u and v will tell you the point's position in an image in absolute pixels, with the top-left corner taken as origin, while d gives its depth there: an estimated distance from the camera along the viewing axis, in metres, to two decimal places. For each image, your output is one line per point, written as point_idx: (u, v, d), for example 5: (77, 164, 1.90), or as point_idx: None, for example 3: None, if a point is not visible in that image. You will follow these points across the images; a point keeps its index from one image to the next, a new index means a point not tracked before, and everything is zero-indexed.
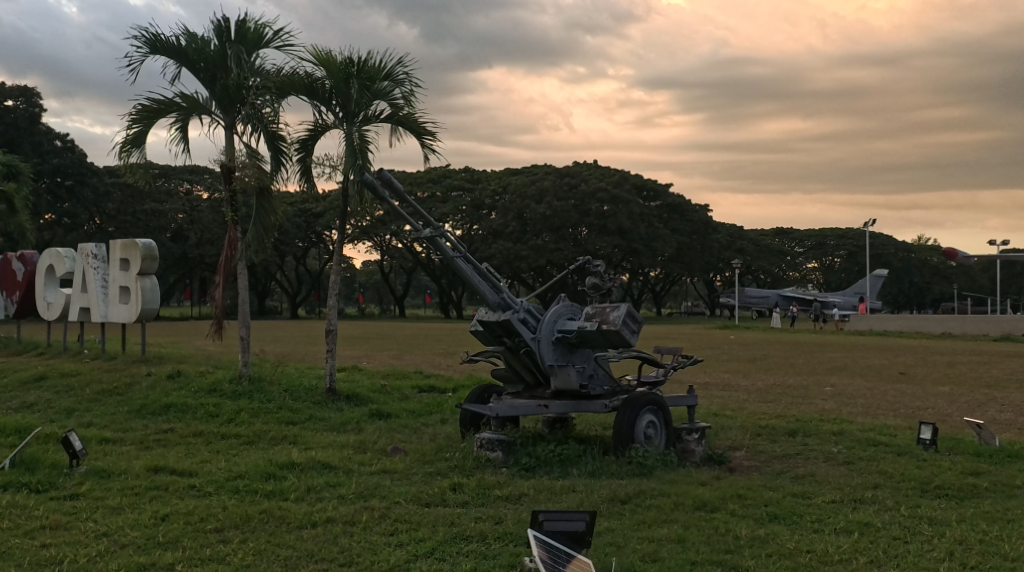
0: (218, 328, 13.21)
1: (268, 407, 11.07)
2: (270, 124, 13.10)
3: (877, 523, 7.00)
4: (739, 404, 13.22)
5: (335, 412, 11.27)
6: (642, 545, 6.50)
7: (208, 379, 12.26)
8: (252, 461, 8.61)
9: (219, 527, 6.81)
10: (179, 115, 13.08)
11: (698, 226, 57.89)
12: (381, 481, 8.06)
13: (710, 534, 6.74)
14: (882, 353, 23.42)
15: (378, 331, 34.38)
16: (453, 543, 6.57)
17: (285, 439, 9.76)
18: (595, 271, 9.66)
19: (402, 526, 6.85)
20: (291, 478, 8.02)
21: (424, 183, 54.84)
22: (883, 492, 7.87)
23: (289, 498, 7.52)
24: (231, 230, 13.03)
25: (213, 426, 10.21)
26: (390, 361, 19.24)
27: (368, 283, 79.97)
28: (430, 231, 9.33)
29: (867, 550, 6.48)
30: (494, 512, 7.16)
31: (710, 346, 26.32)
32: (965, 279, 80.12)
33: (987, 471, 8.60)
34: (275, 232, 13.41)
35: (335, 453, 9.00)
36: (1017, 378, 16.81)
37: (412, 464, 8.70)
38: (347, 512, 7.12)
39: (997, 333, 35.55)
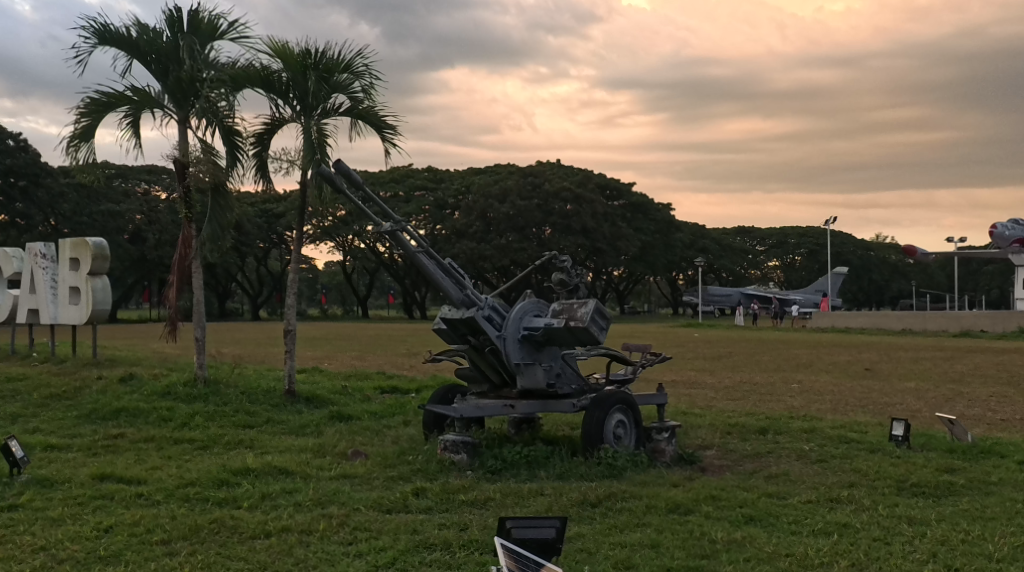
0: (173, 329, 12.94)
1: (225, 411, 10.84)
2: (224, 118, 12.86)
3: (856, 524, 6.94)
4: (707, 402, 13.17)
5: (294, 415, 11.06)
6: (614, 551, 6.37)
7: (163, 382, 11.99)
8: (204, 467, 8.41)
9: (166, 539, 6.60)
10: (130, 109, 12.83)
11: (661, 226, 58.13)
12: (340, 486, 7.89)
13: (685, 538, 6.65)
14: (845, 349, 23.65)
15: (340, 333, 34.12)
16: (416, 552, 6.41)
17: (241, 443, 9.55)
18: (562, 266, 9.54)
19: (361, 535, 6.70)
20: (245, 485, 7.84)
21: (387, 183, 54.65)
22: (859, 491, 7.83)
23: (241, 506, 7.33)
24: (184, 228, 12.76)
25: (165, 431, 9.97)
26: (354, 362, 19.06)
27: (331, 285, 79.52)
28: (390, 225, 9.13)
29: (848, 552, 6.39)
30: (458, 518, 7.02)
31: (676, 345, 26.36)
32: (922, 276, 81.16)
33: (961, 467, 8.60)
34: (232, 229, 13.18)
35: (291, 458, 8.81)
36: (979, 372, 16.98)
37: (374, 468, 8.53)
38: (303, 521, 6.94)
39: (957, 329, 36.01)
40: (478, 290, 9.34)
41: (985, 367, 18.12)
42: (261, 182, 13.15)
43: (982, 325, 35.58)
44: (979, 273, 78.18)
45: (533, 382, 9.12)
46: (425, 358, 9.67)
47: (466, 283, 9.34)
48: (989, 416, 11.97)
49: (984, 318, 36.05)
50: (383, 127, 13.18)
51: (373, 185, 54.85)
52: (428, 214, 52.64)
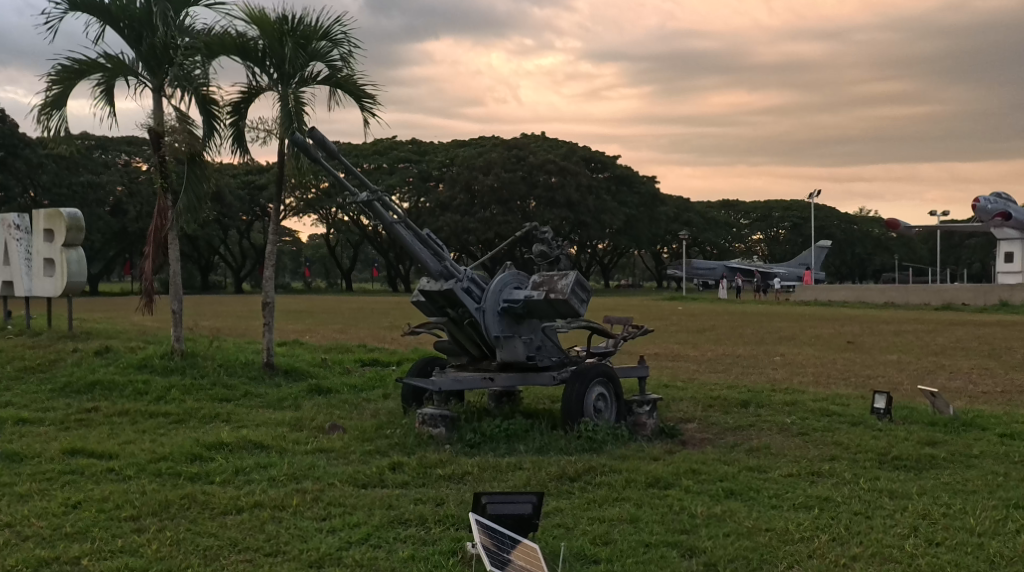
0: (148, 302, 12.84)
1: (202, 384, 10.78)
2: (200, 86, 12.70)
3: (837, 498, 6.95)
4: (689, 375, 13.18)
5: (272, 388, 11.01)
6: (592, 526, 6.36)
7: (139, 355, 11.91)
8: (177, 441, 8.34)
9: (135, 515, 6.53)
10: (103, 77, 12.66)
11: (646, 198, 58.09)
12: (315, 460, 7.85)
13: (665, 512, 6.64)
14: (828, 322, 23.74)
15: (323, 306, 34.02)
16: (391, 528, 6.37)
17: (218, 417, 9.49)
18: (542, 238, 9.49)
19: (335, 510, 6.65)
20: (218, 459, 7.78)
21: (370, 155, 54.40)
22: (841, 464, 7.84)
23: (213, 482, 7.27)
24: (160, 199, 12.63)
25: (141, 404, 9.90)
26: (335, 335, 19.01)
27: (315, 258, 79.25)
28: (367, 195, 9.03)
29: (828, 526, 6.40)
30: (434, 493, 6.99)
31: (660, 317, 26.38)
32: (905, 250, 81.45)
33: (943, 440, 8.62)
34: (208, 200, 13.05)
35: (267, 432, 8.75)
36: (961, 346, 17.05)
37: (351, 442, 8.49)
38: (276, 496, 6.89)
39: (939, 303, 36.18)
40: (456, 262, 9.27)
41: (967, 340, 18.23)
42: (239, 153, 13.01)
43: (964, 298, 35.76)
44: (960, 247, 78.60)
45: (512, 354, 9.07)
46: (403, 331, 9.61)
47: (443, 254, 9.27)
48: (971, 388, 12.03)
49: (966, 292, 36.23)
50: (362, 96, 13.05)
51: (356, 157, 54.58)
52: (412, 186, 52.39)
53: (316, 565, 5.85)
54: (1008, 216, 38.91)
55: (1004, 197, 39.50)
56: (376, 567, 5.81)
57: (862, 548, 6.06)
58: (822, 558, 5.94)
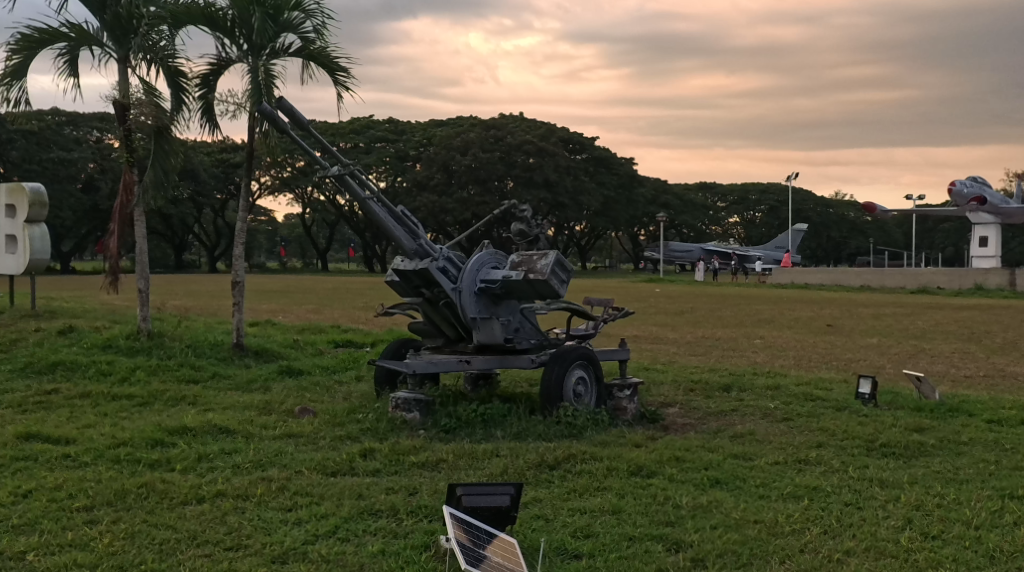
0: (113, 280, 12.62)
1: (168, 365, 10.61)
2: (167, 58, 12.44)
3: (826, 487, 6.89)
4: (668, 358, 13.14)
5: (241, 369, 10.85)
6: (572, 518, 6.26)
7: (104, 335, 11.68)
8: (139, 426, 8.18)
9: (88, 505, 6.37)
10: (67, 46, 12.41)
11: (624, 179, 58.08)
12: (283, 446, 7.71)
13: (648, 503, 6.54)
14: (806, 305, 23.80)
15: (296, 285, 33.98)
16: (360, 520, 6.24)
17: (184, 399, 9.33)
18: (521, 216, 9.36)
19: (301, 500, 6.52)
20: (180, 445, 7.63)
21: (347, 134, 54.03)
22: (829, 452, 7.78)
23: (174, 469, 7.10)
24: (125, 174, 12.37)
25: (104, 386, 9.71)
26: (309, 315, 18.83)
27: (291, 238, 78.85)
28: (339, 169, 8.81)
29: (820, 519, 6.32)
30: (407, 482, 6.88)
31: (637, 299, 26.35)
32: (881, 233, 81.92)
33: (930, 427, 8.59)
34: (176, 174, 12.83)
35: (234, 416, 8.60)
36: (940, 329, 17.12)
37: (321, 427, 8.34)
38: (239, 485, 6.75)
39: (915, 286, 36.40)
40: (432, 240, 9.11)
41: (945, 323, 18.31)
42: (208, 126, 12.79)
43: (939, 282, 36.04)
44: (934, 231, 79.21)
45: (489, 336, 8.95)
46: (376, 312, 9.45)
47: (418, 232, 9.10)
48: (953, 372, 12.06)
49: (942, 276, 36.46)
50: (335, 69, 12.84)
51: (332, 136, 54.18)
52: (388, 165, 52.09)
53: (279, 560, 5.72)
54: (983, 201, 39.01)
55: (980, 181, 39.70)
56: (344, 561, 5.68)
57: (855, 541, 6.00)
58: (815, 553, 5.86)
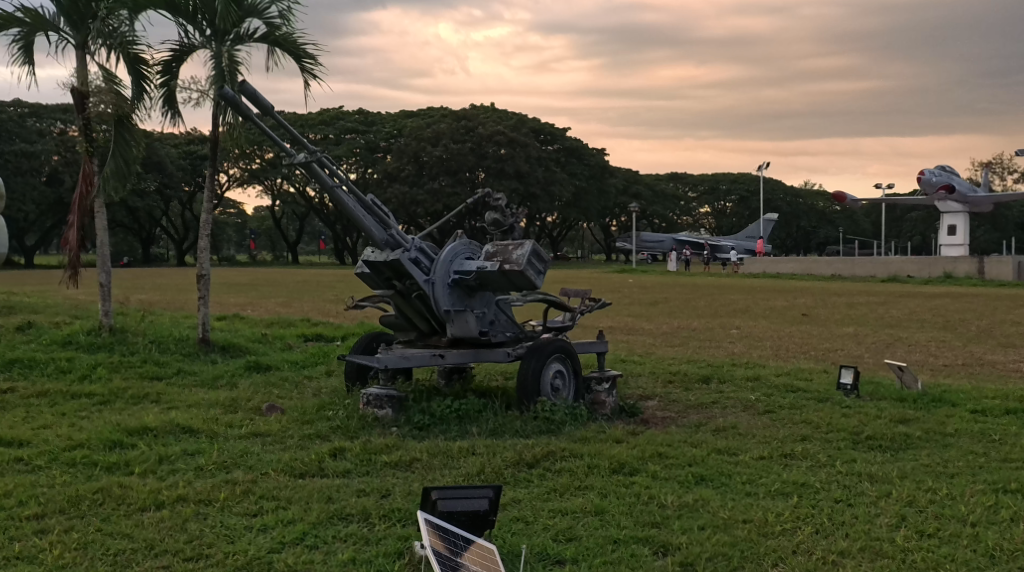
0: (73, 274, 12.36)
1: (131, 362, 10.41)
2: (128, 45, 12.19)
3: (813, 483, 6.84)
4: (646, 349, 13.06)
5: (207, 365, 10.66)
6: (553, 520, 6.16)
7: (65, 331, 11.45)
8: (97, 426, 7.99)
9: (38, 514, 6.18)
10: (24, 31, 12.14)
11: (595, 170, 58.09)
12: (248, 446, 7.55)
13: (632, 502, 6.45)
14: (780, 294, 23.91)
15: (264, 276, 33.76)
16: (329, 525, 6.11)
17: (146, 397, 9.15)
18: (495, 206, 9.23)
19: (267, 504, 6.36)
20: (140, 447, 7.45)
21: (316, 125, 53.65)
22: (814, 445, 7.74)
23: (132, 472, 6.93)
24: (84, 165, 12.12)
25: (63, 383, 9.50)
26: (278, 309, 18.62)
27: (261, 231, 78.37)
28: (306, 156, 8.56)
29: (811, 517, 6.26)
30: (379, 482, 6.76)
31: (610, 290, 26.32)
32: (850, 222, 82.50)
33: (915, 418, 8.57)
34: (138, 165, 12.57)
35: (198, 415, 8.43)
36: (915, 317, 17.18)
37: (290, 425, 8.20)
38: (202, 489, 6.59)
39: (885, 275, 36.64)
40: (403, 230, 8.93)
41: (920, 312, 18.39)
42: (170, 115, 12.55)
43: (909, 271, 36.34)
44: (902, 220, 79.97)
45: (464, 330, 8.84)
46: (346, 305, 9.30)
47: (388, 221, 8.89)
48: (932, 361, 12.09)
49: (912, 264, 36.74)
50: (302, 56, 12.65)
51: (302, 127, 53.78)
52: (359, 156, 51.73)
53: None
54: (952, 190, 39.24)
55: (948, 170, 40.00)
56: None
57: (848, 541, 5.94)
58: (808, 555, 5.80)
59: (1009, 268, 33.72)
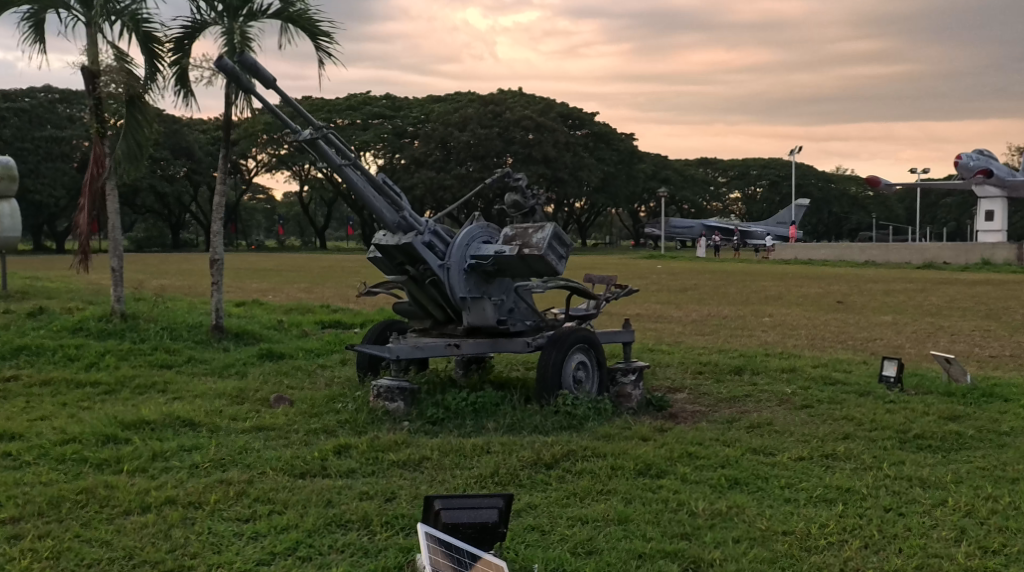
0: (84, 260, 12.26)
1: (141, 349, 10.32)
2: (140, 23, 12.06)
3: (859, 488, 6.59)
4: (674, 338, 12.83)
5: (219, 353, 10.55)
6: (572, 530, 5.95)
7: (77, 317, 11.38)
8: (95, 418, 7.88)
9: (18, 517, 6.04)
10: (34, 8, 12.03)
11: (624, 155, 57.70)
12: (248, 443, 7.40)
13: (660, 510, 6.23)
14: (814, 281, 23.54)
15: (290, 262, 33.80)
16: (325, 533, 5.92)
17: (153, 386, 9.05)
18: (516, 187, 9.01)
19: (261, 509, 6.19)
20: (134, 442, 7.32)
21: (343, 110, 53.63)
22: (857, 444, 7.49)
23: (122, 470, 6.79)
24: (95, 146, 11.93)
25: (70, 372, 9.42)
26: (299, 295, 18.52)
27: (289, 217, 78.77)
28: (312, 133, 8.23)
29: (858, 529, 6.00)
30: (384, 485, 6.58)
31: (637, 277, 26.07)
32: (882, 208, 81.49)
33: (965, 415, 8.29)
34: (150, 146, 12.45)
35: (202, 406, 8.32)
36: (955, 305, 16.80)
37: (296, 419, 8.07)
38: (193, 490, 6.43)
39: (920, 261, 36.11)
40: (415, 211, 8.68)
41: (960, 299, 17.99)
42: (183, 94, 12.44)
43: (945, 257, 35.77)
44: (937, 206, 78.97)
45: (481, 318, 8.68)
46: (359, 291, 9.15)
47: (401, 202, 8.63)
48: (977, 352, 11.75)
49: (948, 250, 36.17)
50: (317, 34, 12.45)
51: (329, 112, 53.76)
52: (386, 142, 51.65)
53: None
54: (990, 173, 38.63)
55: (986, 154, 39.31)
56: None
57: (903, 558, 5.67)
58: None
59: None
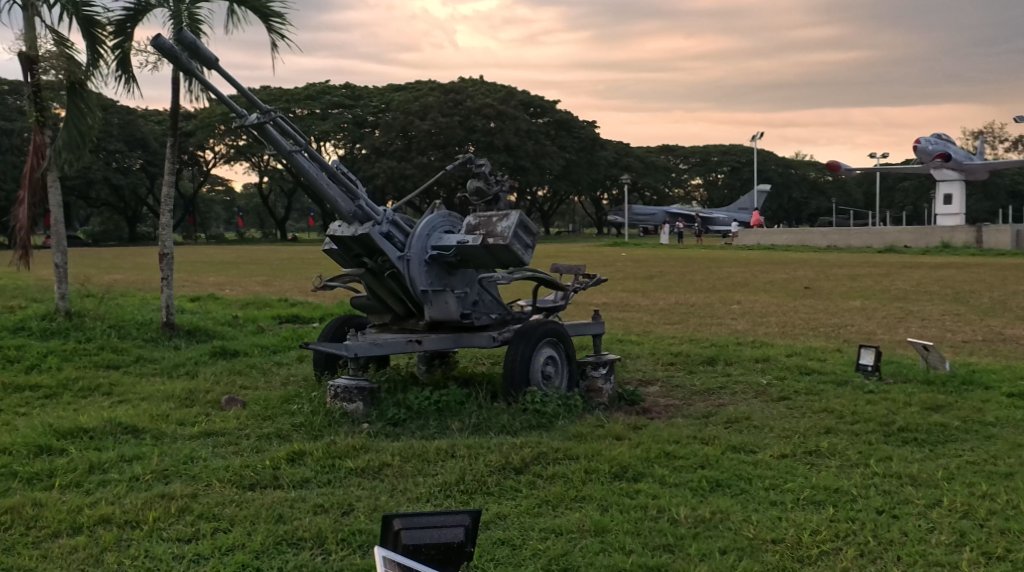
0: (24, 255, 11.97)
1: (87, 349, 10.04)
2: (81, 6, 11.68)
3: (848, 489, 6.50)
4: (643, 327, 12.75)
5: (169, 352, 10.28)
6: (546, 543, 5.79)
7: (19, 316, 11.05)
8: (30, 426, 7.61)
9: None
10: None
11: (586, 143, 57.69)
12: (194, 451, 7.19)
13: (639, 519, 6.09)
14: (778, 266, 23.63)
15: (248, 254, 33.31)
16: (275, 552, 5.72)
17: (98, 389, 8.79)
18: (478, 173, 8.82)
19: (204, 527, 5.97)
20: (69, 453, 7.07)
21: (301, 99, 53.03)
22: (840, 439, 7.42)
23: (54, 486, 6.53)
24: (36, 136, 11.68)
25: (10, 374, 9.13)
26: (258, 288, 18.19)
27: (248, 208, 78.13)
28: (259, 117, 7.94)
29: (849, 534, 5.90)
30: (340, 496, 6.39)
31: (602, 263, 26.02)
32: (841, 192, 82.12)
33: (948, 405, 8.26)
34: (93, 135, 12.11)
35: (147, 411, 8.09)
36: (921, 289, 16.85)
37: (248, 422, 7.86)
38: (131, 507, 6.20)
39: (881, 245, 36.40)
40: (372, 200, 8.47)
41: (926, 283, 18.08)
42: (126, 80, 12.13)
43: (905, 241, 36.09)
44: (894, 190, 79.97)
45: (444, 312, 8.52)
46: (315, 286, 8.92)
47: (356, 191, 8.41)
48: (949, 337, 11.76)
49: (907, 234, 36.48)
50: (267, 16, 12.15)
51: (287, 102, 53.14)
52: (346, 131, 51.14)
53: None
54: (948, 157, 39.09)
55: (944, 138, 39.68)
56: None
57: (901, 567, 5.58)
58: None
59: (1006, 237, 33.41)
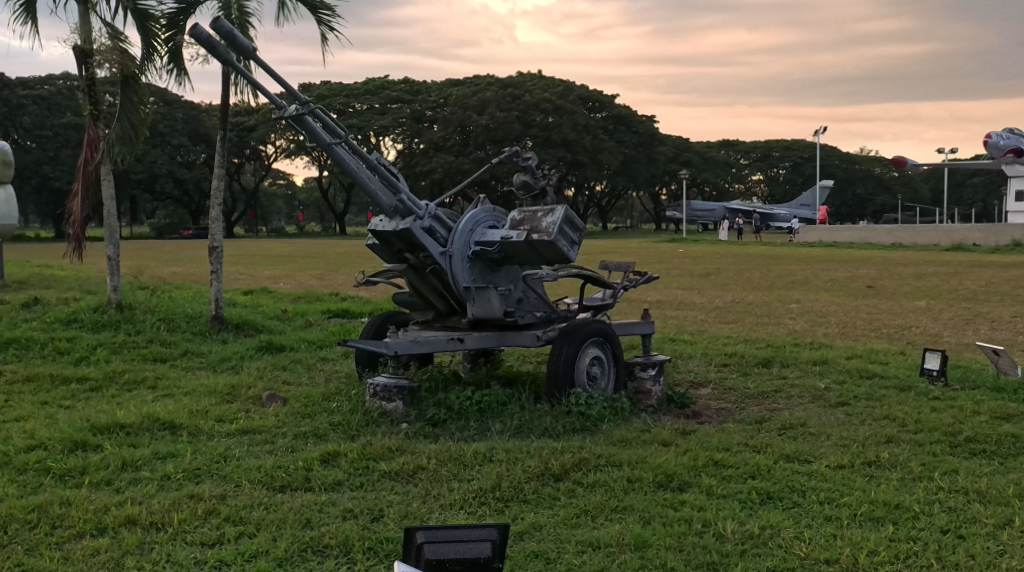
0: (78, 249, 12.50)
1: (136, 342, 10.15)
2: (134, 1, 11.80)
3: (908, 505, 6.28)
4: (697, 326, 12.54)
5: (217, 346, 10.35)
6: (584, 557, 5.68)
7: (72, 308, 11.22)
8: (69, 421, 7.70)
9: None
10: None
11: (644, 137, 57.24)
12: (228, 450, 7.21)
13: (682, 533, 5.95)
14: (840, 264, 23.18)
15: (305, 249, 33.67)
16: (301, 559, 5.70)
17: (143, 383, 8.88)
18: (524, 168, 8.72)
19: (230, 530, 5.97)
20: (104, 450, 7.14)
21: (361, 94, 53.38)
22: (903, 450, 7.20)
23: (85, 484, 6.59)
24: (89, 129, 11.84)
25: (58, 366, 9.26)
26: (310, 282, 18.32)
27: (309, 202, 78.99)
28: (297, 108, 7.97)
29: (906, 557, 5.70)
30: (371, 501, 6.35)
31: (659, 260, 25.80)
32: (908, 188, 80.37)
33: (1019, 413, 7.97)
34: (145, 127, 12.25)
35: (187, 406, 8.14)
36: (989, 290, 16.34)
37: (286, 420, 7.88)
38: (159, 507, 6.22)
39: (948, 243, 35.53)
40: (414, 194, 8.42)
41: (994, 283, 17.55)
42: (178, 74, 12.25)
43: (974, 239, 35.17)
44: (963, 186, 78.10)
45: (487, 310, 8.45)
46: (358, 282, 8.91)
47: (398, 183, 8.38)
48: (1019, 340, 11.38)
49: (976, 232, 35.57)
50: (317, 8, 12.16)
51: (346, 97, 53.52)
52: (405, 126, 51.54)
53: None
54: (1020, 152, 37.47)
55: (1017, 133, 38.21)
56: None
57: None
58: None
59: None
